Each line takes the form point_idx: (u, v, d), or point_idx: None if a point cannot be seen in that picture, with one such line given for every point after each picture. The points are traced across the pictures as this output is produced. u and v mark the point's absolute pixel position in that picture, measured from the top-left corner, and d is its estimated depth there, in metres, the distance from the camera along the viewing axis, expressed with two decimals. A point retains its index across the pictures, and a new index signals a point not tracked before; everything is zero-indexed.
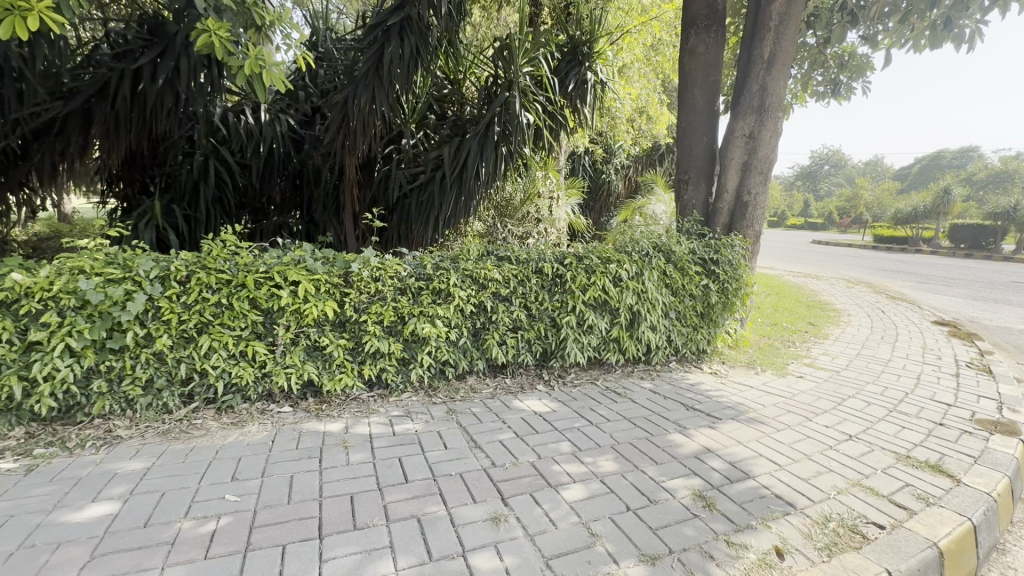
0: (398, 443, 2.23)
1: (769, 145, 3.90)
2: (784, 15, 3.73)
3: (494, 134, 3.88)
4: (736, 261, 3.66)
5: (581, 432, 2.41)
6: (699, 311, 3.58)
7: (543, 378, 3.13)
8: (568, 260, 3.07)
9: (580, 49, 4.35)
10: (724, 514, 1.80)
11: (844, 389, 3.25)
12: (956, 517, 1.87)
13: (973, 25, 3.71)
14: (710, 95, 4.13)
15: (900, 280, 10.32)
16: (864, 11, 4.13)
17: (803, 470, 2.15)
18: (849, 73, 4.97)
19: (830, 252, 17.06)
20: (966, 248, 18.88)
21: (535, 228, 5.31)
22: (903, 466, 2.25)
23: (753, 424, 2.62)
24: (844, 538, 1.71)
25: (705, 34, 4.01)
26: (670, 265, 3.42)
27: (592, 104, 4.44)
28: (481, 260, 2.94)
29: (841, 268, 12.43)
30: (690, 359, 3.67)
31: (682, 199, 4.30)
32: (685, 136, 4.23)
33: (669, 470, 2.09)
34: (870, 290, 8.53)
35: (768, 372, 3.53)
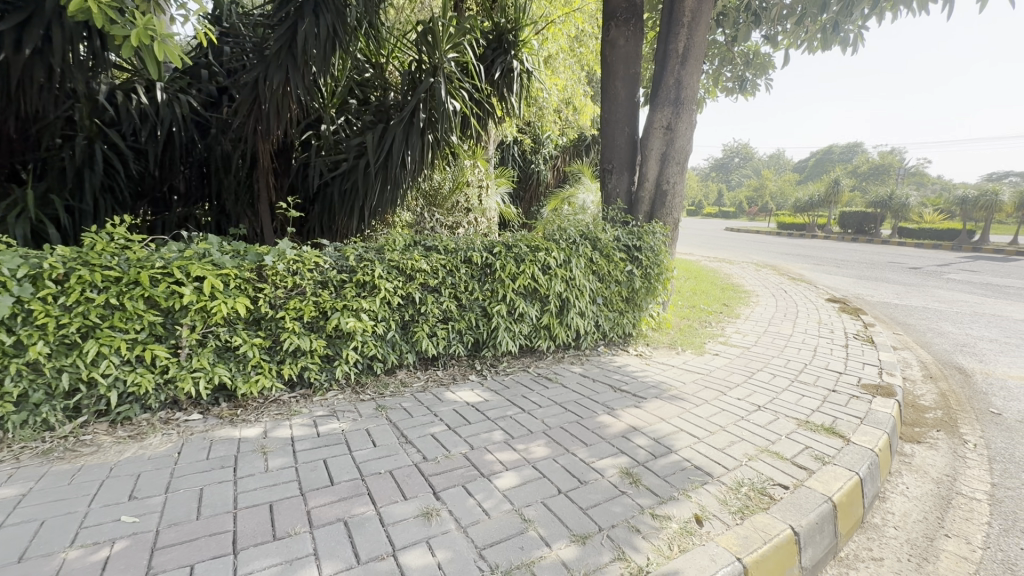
0: (322, 445, 2.12)
1: (685, 137, 4.10)
2: (696, 12, 3.92)
3: (420, 122, 3.75)
4: (657, 247, 3.83)
5: (514, 420, 2.42)
6: (625, 295, 3.71)
7: (475, 368, 3.12)
8: (497, 249, 3.06)
9: (506, 37, 4.34)
10: (649, 488, 1.88)
11: (753, 363, 3.53)
12: (846, 473, 2.09)
13: (856, 30, 4.11)
14: (631, 87, 4.26)
15: (800, 263, 11.37)
16: (766, 12, 4.43)
17: (718, 441, 2.30)
18: (754, 70, 5.34)
19: (740, 239, 18.49)
20: (853, 234, 21.15)
21: (465, 218, 5.26)
22: (803, 430, 2.48)
23: (674, 401, 2.77)
24: (755, 501, 1.85)
25: (625, 27, 4.12)
26: (596, 252, 3.52)
27: (519, 93, 4.51)
28: (407, 250, 2.85)
29: (750, 252, 13.50)
30: (617, 343, 3.81)
31: (606, 187, 4.41)
32: (609, 126, 4.34)
33: (598, 451, 2.15)
34: (774, 272, 9.32)
35: (688, 352, 3.75)
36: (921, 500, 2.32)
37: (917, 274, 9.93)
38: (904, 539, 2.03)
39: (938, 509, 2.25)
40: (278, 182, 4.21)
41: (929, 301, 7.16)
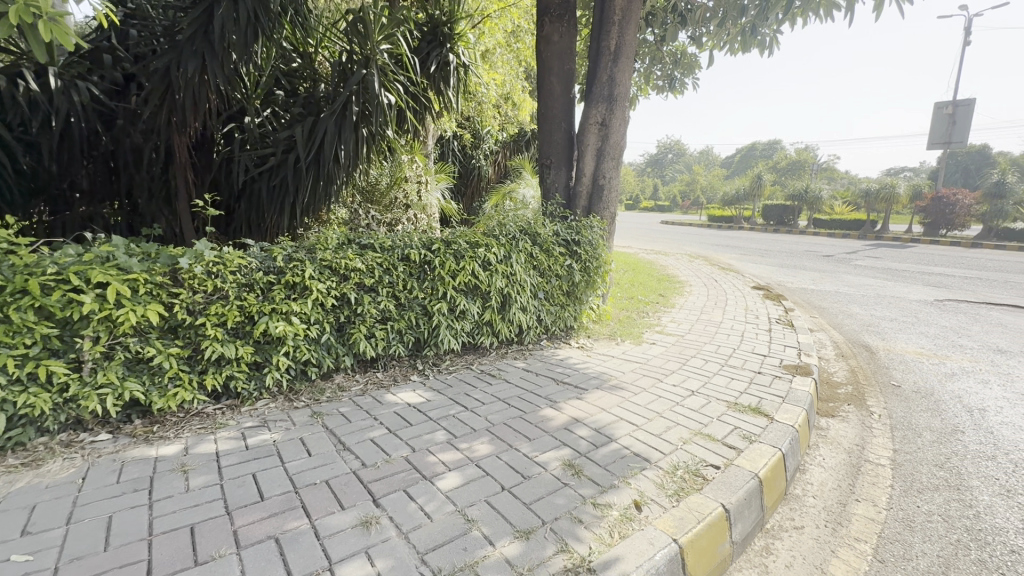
0: (251, 458, 1.99)
1: (619, 133, 4.20)
2: (626, 11, 4.02)
3: (353, 115, 3.59)
4: (596, 241, 3.91)
5: (456, 419, 2.39)
6: (565, 289, 3.77)
7: (416, 368, 3.05)
8: (435, 246, 3.00)
9: (440, 29, 4.26)
10: (591, 478, 1.92)
11: (687, 350, 3.70)
12: (771, 449, 2.23)
13: (771, 34, 4.38)
14: (566, 83, 4.32)
15: (729, 253, 12.05)
16: (691, 14, 4.63)
17: (656, 427, 2.39)
18: (682, 69, 5.57)
19: (675, 231, 19.33)
20: (775, 225, 22.72)
21: (404, 214, 5.13)
22: (733, 412, 2.62)
23: (614, 391, 2.84)
24: (689, 482, 1.93)
25: (559, 24, 4.16)
26: (536, 248, 3.53)
27: (456, 87, 4.47)
28: (341, 249, 2.73)
29: (683, 244, 14.14)
30: (560, 336, 3.86)
31: (545, 182, 4.45)
32: (545, 121, 4.37)
33: (541, 445, 2.16)
34: (706, 263, 9.81)
35: (626, 342, 3.87)
36: (835, 470, 2.53)
37: (829, 261, 10.85)
38: (821, 507, 2.21)
39: (850, 476, 2.46)
40: (197, 178, 3.91)
41: (839, 286, 7.84)
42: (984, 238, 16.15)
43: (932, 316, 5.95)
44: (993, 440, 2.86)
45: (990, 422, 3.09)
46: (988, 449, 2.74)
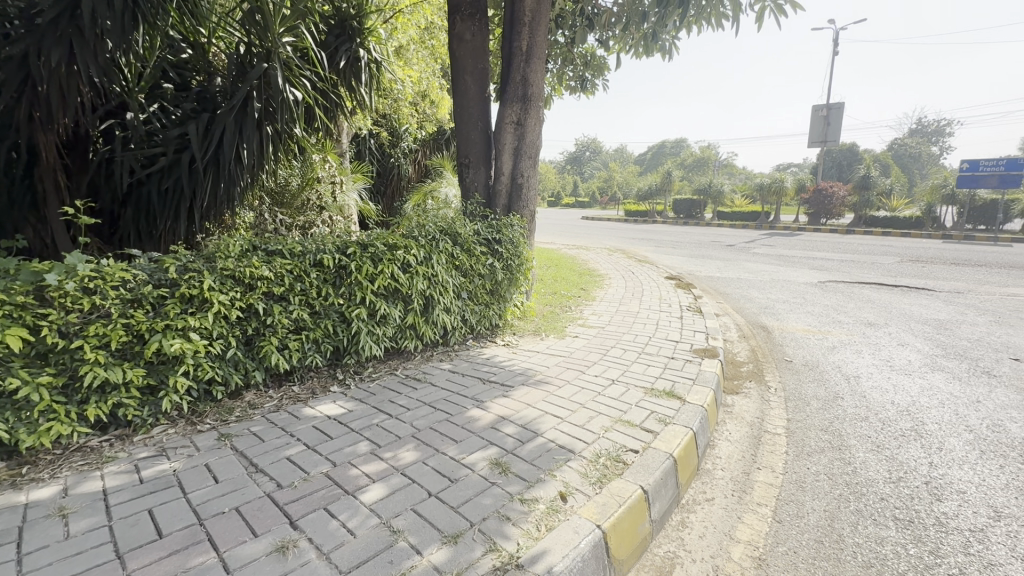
0: (147, 492, 1.80)
1: (535, 133, 4.28)
2: (536, 13, 4.09)
3: (255, 111, 3.35)
4: (516, 239, 3.95)
5: (380, 427, 2.32)
6: (488, 288, 3.78)
7: (337, 378, 2.92)
8: (351, 249, 2.87)
9: (349, 23, 4.15)
10: (518, 475, 1.94)
11: (608, 341, 3.87)
12: (683, 430, 2.39)
13: (670, 40, 4.66)
14: (480, 82, 4.32)
15: (645, 246, 12.72)
16: (598, 18, 4.81)
17: (579, 418, 2.47)
18: (592, 71, 5.78)
19: (594, 226, 20.07)
20: (684, 218, 24.35)
21: (318, 217, 4.90)
22: (649, 397, 2.78)
23: (539, 385, 2.90)
24: (611, 468, 2.02)
25: (470, 22, 4.15)
26: (457, 247, 3.50)
27: (368, 84, 4.35)
28: (244, 257, 2.55)
29: (603, 238, 14.72)
30: (485, 335, 3.87)
31: (464, 181, 4.43)
32: (462, 120, 4.35)
33: (468, 446, 2.15)
34: (624, 256, 10.30)
35: (551, 337, 3.96)
36: (740, 442, 2.77)
37: (732, 250, 11.80)
38: (728, 477, 2.40)
39: (752, 446, 2.71)
40: (70, 181, 3.46)
41: (740, 273, 8.57)
42: (854, 225, 18.41)
43: (817, 296, 6.68)
44: (866, 403, 3.27)
45: (864, 387, 3.53)
46: (862, 411, 3.13)
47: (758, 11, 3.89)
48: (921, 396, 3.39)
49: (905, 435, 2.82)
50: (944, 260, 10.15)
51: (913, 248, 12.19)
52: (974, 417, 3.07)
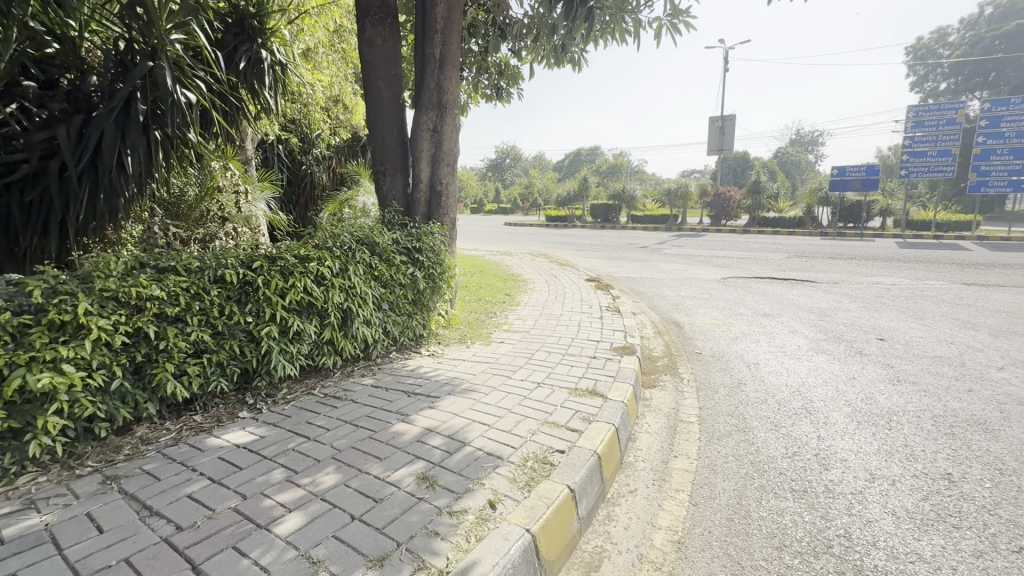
0: (10, 555, 1.54)
1: (452, 140, 4.26)
2: (448, 20, 4.07)
3: (139, 114, 3.04)
4: (437, 247, 3.90)
5: (296, 452, 2.17)
6: (410, 298, 3.69)
7: (246, 404, 2.70)
8: (256, 263, 2.67)
9: (248, 22, 3.91)
10: (446, 487, 1.91)
11: (533, 345, 3.93)
12: (606, 426, 2.48)
13: (579, 52, 4.85)
14: (394, 88, 4.23)
15: (566, 250, 13.13)
16: (509, 28, 4.90)
17: (506, 424, 2.47)
18: (506, 80, 5.88)
19: (517, 232, 20.40)
20: (602, 222, 25.48)
21: (221, 228, 4.53)
22: (573, 397, 2.86)
23: (465, 394, 2.87)
24: (539, 471, 2.05)
25: (381, 27, 4.06)
26: (375, 257, 3.38)
27: (272, 87, 4.11)
28: (130, 275, 2.29)
29: (525, 243, 14.99)
30: (409, 346, 3.78)
31: (381, 189, 4.32)
32: (376, 126, 4.24)
33: (393, 463, 2.08)
34: (546, 260, 10.56)
35: (477, 344, 3.95)
36: (659, 433, 2.92)
37: (646, 251, 12.52)
38: (649, 468, 2.53)
39: (669, 436, 2.87)
40: None
41: (653, 272, 9.12)
42: (750, 225, 20.31)
43: (721, 292, 7.25)
44: (765, 387, 3.60)
45: (763, 373, 3.89)
46: (762, 395, 3.44)
47: (656, 28, 4.18)
48: (809, 377, 3.79)
49: (797, 413, 3.14)
50: (822, 255, 11.51)
51: (799, 245, 13.64)
52: (851, 392, 3.49)
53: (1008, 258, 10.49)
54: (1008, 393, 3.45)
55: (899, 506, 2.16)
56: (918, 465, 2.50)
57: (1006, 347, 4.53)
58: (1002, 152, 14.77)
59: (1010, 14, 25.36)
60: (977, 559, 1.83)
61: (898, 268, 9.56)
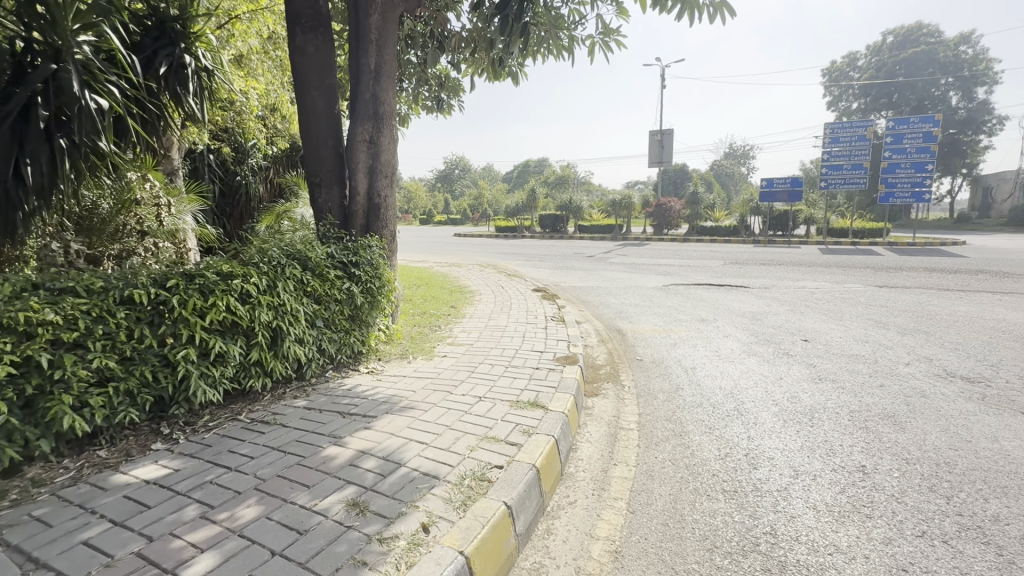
0: None
1: (390, 151, 4.18)
2: (383, 30, 4.01)
3: (39, 121, 2.76)
4: (375, 261, 3.81)
5: (214, 485, 2.02)
6: (347, 314, 3.56)
7: (162, 434, 2.49)
8: (172, 281, 2.48)
9: (169, 25, 3.69)
10: (377, 513, 1.83)
11: (476, 358, 3.89)
12: (545, 438, 2.48)
13: (518, 66, 4.91)
14: (328, 98, 4.10)
15: (514, 260, 13.21)
16: (448, 40, 4.89)
17: (445, 441, 2.42)
18: (447, 92, 5.85)
19: (465, 242, 20.29)
20: (550, 232, 25.89)
21: (139, 243, 4.23)
22: (514, 410, 2.84)
23: (403, 412, 2.79)
24: (476, 489, 2.01)
25: (312, 35, 3.94)
26: (308, 273, 3.23)
27: (198, 95, 3.88)
28: (19, 298, 2.06)
29: (474, 254, 14.98)
30: (347, 364, 3.64)
31: (316, 202, 4.18)
32: (309, 137, 4.10)
33: (322, 490, 1.97)
34: (495, 271, 10.56)
35: (418, 359, 3.87)
36: (600, 441, 2.95)
37: (592, 260, 12.83)
38: (589, 478, 2.54)
39: (609, 444, 2.91)
40: None
41: (599, 281, 9.33)
42: (689, 234, 21.26)
43: (662, 299, 7.51)
44: (700, 390, 3.73)
45: (699, 377, 4.03)
46: (697, 399, 3.57)
47: (589, 46, 4.30)
48: (740, 379, 3.97)
49: (729, 415, 3.27)
50: (755, 261, 12.22)
51: (733, 253, 14.41)
52: (778, 392, 3.68)
53: (913, 262, 11.57)
54: (913, 387, 3.76)
55: (819, 500, 2.29)
56: (836, 459, 2.67)
57: (911, 344, 4.95)
58: (905, 166, 16.32)
59: (907, 42, 28.24)
60: (886, 546, 1.95)
61: (821, 273, 10.29)
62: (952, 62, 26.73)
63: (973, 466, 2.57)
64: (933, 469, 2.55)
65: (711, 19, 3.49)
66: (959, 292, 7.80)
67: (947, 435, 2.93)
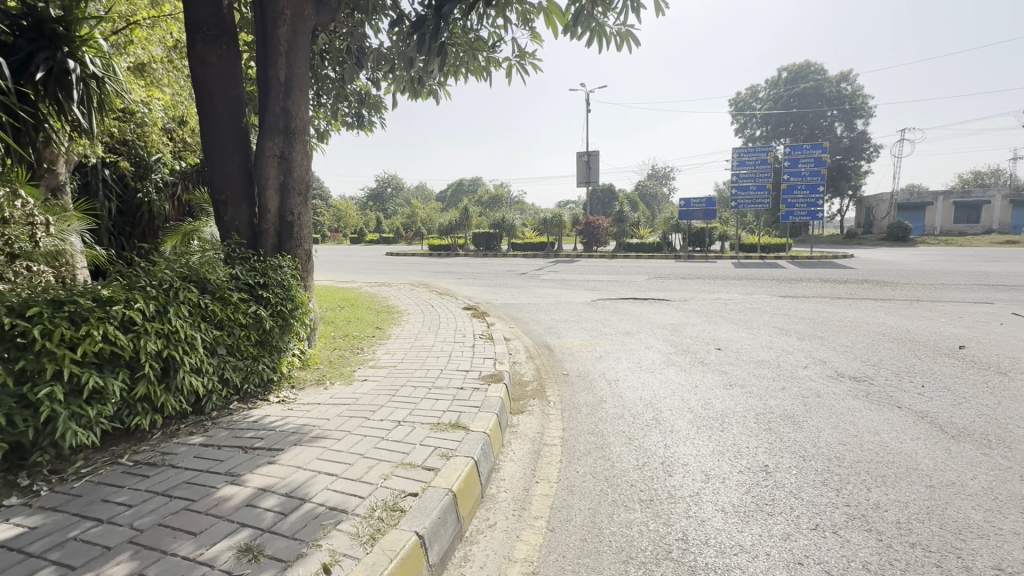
0: None
1: (303, 168, 4.00)
2: (293, 43, 3.86)
3: None
4: (286, 281, 3.59)
5: (80, 542, 1.76)
6: (255, 339, 3.31)
7: (20, 487, 2.15)
8: (33, 310, 2.18)
9: (49, 27, 3.30)
10: (273, 557, 1.67)
11: (398, 380, 3.75)
12: (464, 461, 2.41)
13: (438, 85, 4.91)
14: (233, 110, 3.86)
15: (447, 278, 13.07)
16: (366, 56, 4.81)
17: (356, 471, 2.28)
18: (368, 108, 5.74)
19: (397, 262, 19.88)
20: (484, 250, 26.02)
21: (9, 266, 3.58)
22: (434, 433, 2.75)
23: (314, 442, 2.61)
24: (386, 520, 1.90)
25: (215, 44, 3.72)
26: (206, 296, 2.98)
27: (86, 104, 3.49)
28: None
29: (405, 273, 14.68)
30: (255, 394, 3.38)
31: (222, 221, 3.92)
32: (212, 151, 3.84)
33: (211, 536, 1.78)
34: (426, 290, 10.39)
35: (336, 385, 3.67)
36: (523, 459, 2.93)
37: (524, 277, 13.01)
38: (510, 498, 2.50)
39: (532, 461, 2.89)
40: None
41: (530, 297, 9.44)
42: (617, 251, 22.20)
43: (589, 313, 7.72)
44: (622, 402, 3.83)
45: (621, 389, 4.15)
46: (619, 410, 3.66)
47: (507, 68, 4.40)
48: (659, 388, 4.13)
49: (648, 424, 3.37)
50: (676, 275, 12.94)
51: (657, 267, 15.18)
52: (693, 400, 3.86)
53: (811, 273, 12.80)
54: (810, 388, 4.09)
55: (727, 502, 2.39)
56: (743, 461, 2.82)
57: (809, 348, 5.41)
58: (801, 187, 18.12)
59: (798, 78, 31.66)
60: (784, 542, 2.07)
61: (734, 285, 11.08)
62: (835, 97, 30.29)
63: (858, 458, 2.82)
64: (825, 463, 2.76)
65: (618, 47, 3.68)
66: (847, 299, 8.69)
67: (837, 431, 3.20)
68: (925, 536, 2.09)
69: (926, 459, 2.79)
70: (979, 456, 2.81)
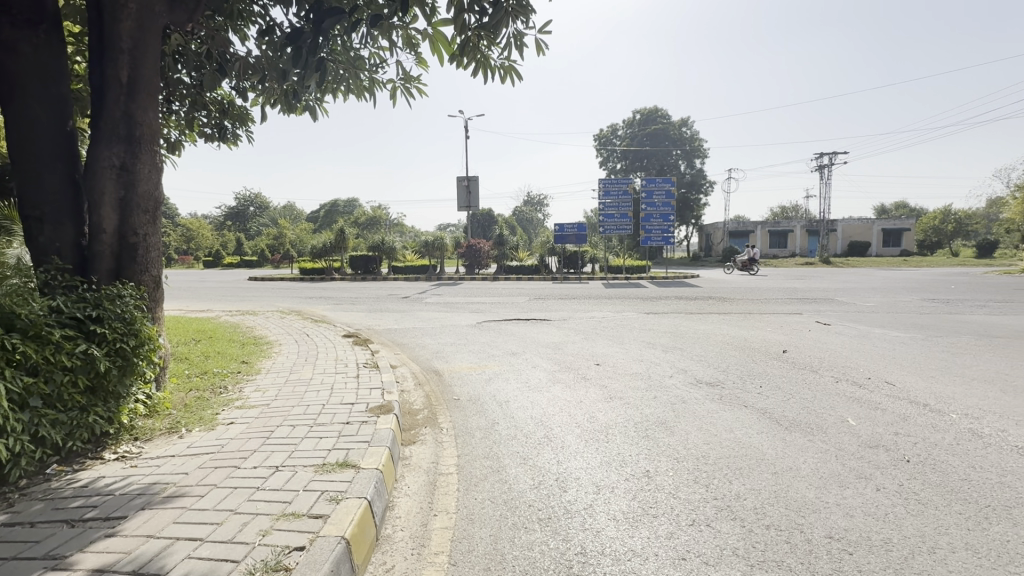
0: None
1: (150, 182, 3.48)
2: (139, 41, 3.37)
3: None
4: (127, 313, 3.00)
5: None
6: (85, 385, 2.74)
7: None
8: None
9: None
10: None
11: (273, 420, 3.36)
12: (356, 503, 2.24)
13: (314, 101, 4.64)
14: (54, 111, 3.22)
15: (322, 305, 12.17)
16: (230, 64, 4.37)
17: (227, 531, 1.98)
18: (231, 119, 5.21)
19: (261, 287, 17.95)
20: (362, 273, 24.86)
21: None
22: (319, 475, 2.50)
23: (170, 503, 2.22)
24: None
25: (30, 32, 3.09)
26: (14, 335, 2.39)
27: None
28: None
29: (273, 300, 13.40)
30: (82, 454, 2.78)
31: (35, 241, 3.22)
32: (23, 158, 3.14)
33: None
34: (299, 317, 9.56)
35: (194, 432, 3.16)
36: (418, 493, 2.80)
37: (407, 301, 12.68)
38: (408, 536, 2.36)
39: (429, 494, 2.78)
40: None
41: (415, 322, 9.20)
42: (499, 273, 22.80)
43: (475, 336, 7.75)
44: (515, 423, 3.88)
45: (512, 409, 4.21)
46: (512, 431, 3.70)
47: (391, 89, 4.34)
48: (548, 406, 4.27)
49: (541, 442, 3.46)
50: (554, 296, 13.65)
51: (537, 289, 15.84)
52: (580, 414, 4.05)
53: (667, 292, 14.45)
54: (676, 395, 4.56)
55: (618, 510, 2.53)
56: (627, 468, 3.02)
57: (673, 359, 6.05)
58: (656, 216, 20.45)
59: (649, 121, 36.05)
60: (669, 540, 2.25)
61: (606, 304, 12.01)
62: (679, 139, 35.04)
63: (720, 455, 3.20)
64: (695, 463, 3.08)
65: (501, 79, 3.85)
66: (698, 314, 9.93)
67: (702, 432, 3.60)
68: (776, 517, 2.43)
69: (770, 449, 3.26)
70: (807, 442, 3.37)
